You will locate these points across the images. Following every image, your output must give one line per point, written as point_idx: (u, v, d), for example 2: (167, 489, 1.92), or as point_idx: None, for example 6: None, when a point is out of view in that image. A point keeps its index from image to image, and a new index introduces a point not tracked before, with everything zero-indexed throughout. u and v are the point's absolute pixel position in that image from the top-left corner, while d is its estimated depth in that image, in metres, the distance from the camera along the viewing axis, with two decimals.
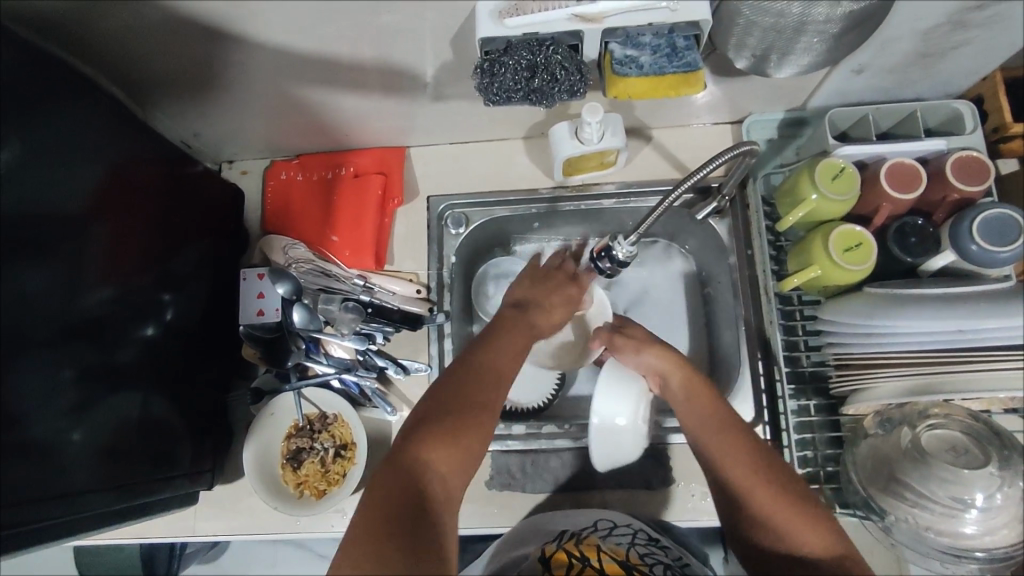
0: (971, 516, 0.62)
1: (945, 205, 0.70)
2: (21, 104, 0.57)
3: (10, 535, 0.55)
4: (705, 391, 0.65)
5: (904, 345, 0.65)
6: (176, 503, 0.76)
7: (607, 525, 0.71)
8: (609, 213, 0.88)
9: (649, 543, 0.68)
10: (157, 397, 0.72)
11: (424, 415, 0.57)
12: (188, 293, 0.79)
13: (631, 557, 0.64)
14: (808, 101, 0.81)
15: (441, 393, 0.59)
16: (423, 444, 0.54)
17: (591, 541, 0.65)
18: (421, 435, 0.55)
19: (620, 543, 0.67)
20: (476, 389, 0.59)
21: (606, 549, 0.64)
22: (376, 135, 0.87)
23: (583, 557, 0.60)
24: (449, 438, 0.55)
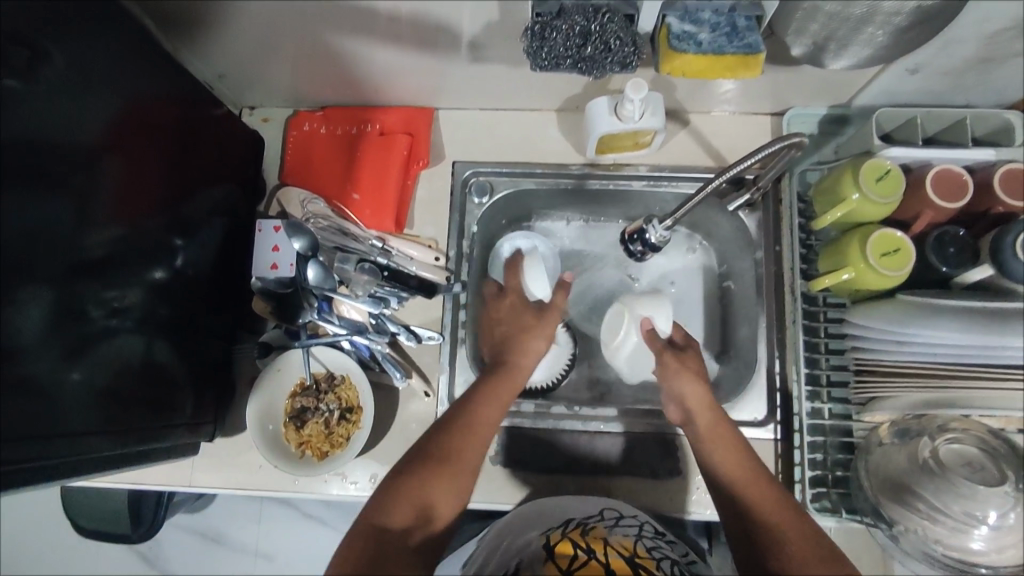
0: (981, 532, 0.61)
1: (987, 218, 0.69)
2: (45, 23, 0.54)
3: (19, 474, 0.53)
4: (724, 437, 0.64)
5: (929, 355, 0.65)
6: (176, 454, 0.75)
7: (614, 515, 0.67)
8: (638, 195, 0.86)
9: (656, 535, 0.65)
10: (162, 343, 0.71)
11: (400, 470, 0.58)
12: (201, 240, 0.76)
13: (638, 549, 0.59)
14: (854, 99, 0.79)
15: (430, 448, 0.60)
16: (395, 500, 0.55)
17: (598, 533, 0.61)
18: (388, 498, 0.55)
19: (628, 535, 0.63)
20: (456, 452, 0.60)
21: (614, 543, 0.59)
22: (406, 93, 0.83)
23: (589, 549, 0.56)
24: (413, 497, 0.56)
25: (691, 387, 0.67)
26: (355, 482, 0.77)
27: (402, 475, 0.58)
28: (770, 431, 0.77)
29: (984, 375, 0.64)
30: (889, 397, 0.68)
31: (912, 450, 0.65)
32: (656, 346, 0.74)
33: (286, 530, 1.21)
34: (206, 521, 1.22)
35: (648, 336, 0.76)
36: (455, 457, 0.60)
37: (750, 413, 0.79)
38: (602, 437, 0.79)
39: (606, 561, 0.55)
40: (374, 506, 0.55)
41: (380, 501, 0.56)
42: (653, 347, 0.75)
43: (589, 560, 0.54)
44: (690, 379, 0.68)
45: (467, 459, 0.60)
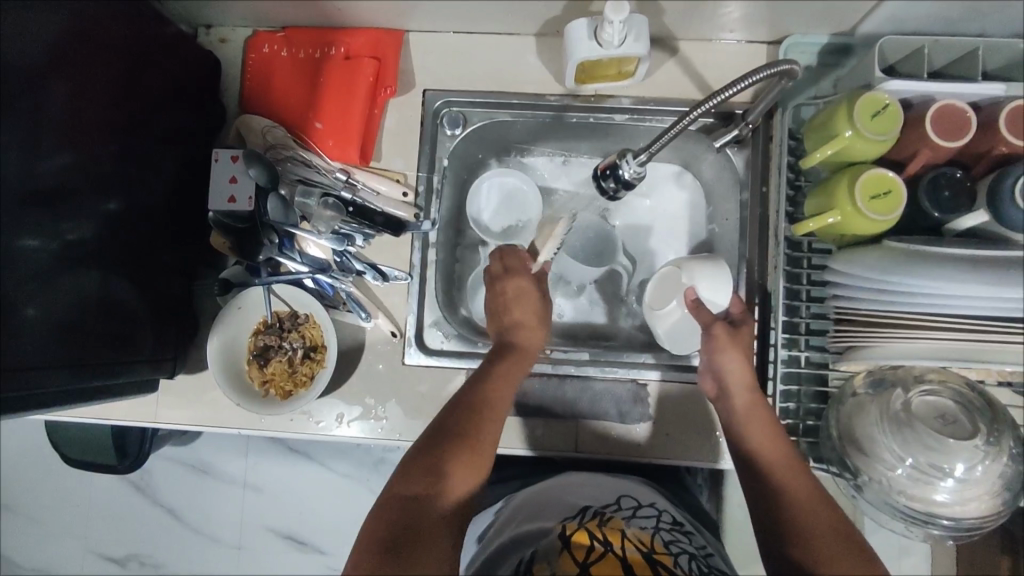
0: (946, 485, 0.60)
1: (987, 159, 0.64)
2: None
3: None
4: (764, 424, 0.62)
5: (928, 309, 0.59)
6: (138, 390, 0.74)
7: (631, 504, 0.69)
8: (620, 130, 0.81)
9: (674, 527, 0.66)
10: (121, 279, 0.68)
11: (427, 443, 0.57)
12: (159, 172, 0.73)
13: (656, 545, 0.61)
14: (858, 26, 0.72)
15: (451, 420, 0.59)
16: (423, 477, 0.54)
17: (615, 524, 0.62)
18: (421, 473, 0.54)
19: (644, 526, 0.64)
20: (481, 430, 0.59)
21: (631, 536, 0.61)
22: (371, 11, 0.77)
23: (605, 543, 0.58)
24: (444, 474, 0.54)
25: (735, 363, 0.66)
26: (320, 421, 0.76)
27: (425, 446, 0.56)
28: None
29: (986, 324, 0.58)
30: (874, 346, 0.63)
31: (884, 402, 0.63)
32: (704, 319, 0.69)
33: (271, 465, 1.22)
34: (193, 454, 1.23)
35: (693, 308, 0.70)
36: (480, 440, 0.58)
37: None
38: (571, 380, 0.77)
39: (623, 557, 0.57)
40: (404, 481, 0.54)
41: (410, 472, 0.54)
42: (698, 318, 0.69)
43: (605, 554, 0.57)
44: (739, 356, 0.66)
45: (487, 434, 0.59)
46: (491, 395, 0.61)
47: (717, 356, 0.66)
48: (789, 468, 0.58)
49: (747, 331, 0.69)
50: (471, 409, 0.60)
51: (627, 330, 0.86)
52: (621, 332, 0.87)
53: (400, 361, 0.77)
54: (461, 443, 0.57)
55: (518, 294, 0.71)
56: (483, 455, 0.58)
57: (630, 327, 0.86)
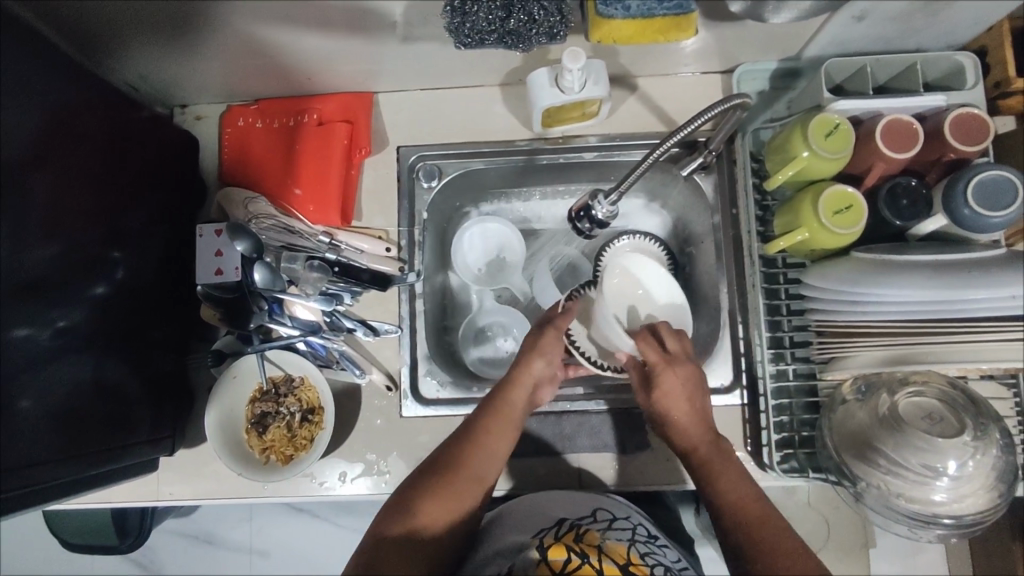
0: (941, 483, 0.61)
1: (940, 165, 0.67)
2: None
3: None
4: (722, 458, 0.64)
5: (883, 316, 0.61)
6: (138, 470, 0.73)
7: (607, 517, 0.72)
8: (590, 166, 0.84)
9: (649, 541, 0.72)
10: (112, 361, 0.69)
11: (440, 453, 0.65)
12: (141, 251, 0.73)
13: (631, 556, 0.68)
14: (804, 50, 0.76)
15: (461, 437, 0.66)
16: (423, 488, 0.62)
17: (592, 539, 0.68)
18: (423, 481, 0.63)
19: (620, 539, 0.70)
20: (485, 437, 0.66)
21: (607, 549, 0.67)
22: (340, 78, 0.79)
23: (583, 554, 0.65)
24: (437, 485, 0.62)
25: (672, 410, 0.66)
26: (324, 482, 0.76)
27: (436, 458, 0.65)
28: (736, 397, 0.77)
29: (968, 327, 0.59)
30: (851, 355, 0.65)
31: (871, 406, 0.65)
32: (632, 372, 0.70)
33: (276, 527, 1.21)
34: (194, 524, 1.22)
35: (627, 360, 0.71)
36: (482, 444, 0.65)
37: (717, 379, 0.79)
38: (569, 415, 0.78)
39: (599, 566, 0.64)
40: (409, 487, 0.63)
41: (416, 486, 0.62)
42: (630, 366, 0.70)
43: (583, 564, 0.64)
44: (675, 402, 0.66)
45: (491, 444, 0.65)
46: (500, 409, 0.68)
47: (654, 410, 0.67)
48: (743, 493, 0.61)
49: (670, 379, 0.65)
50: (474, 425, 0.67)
51: None
52: None
53: (399, 413, 0.78)
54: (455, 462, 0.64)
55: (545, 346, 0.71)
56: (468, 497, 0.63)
57: None
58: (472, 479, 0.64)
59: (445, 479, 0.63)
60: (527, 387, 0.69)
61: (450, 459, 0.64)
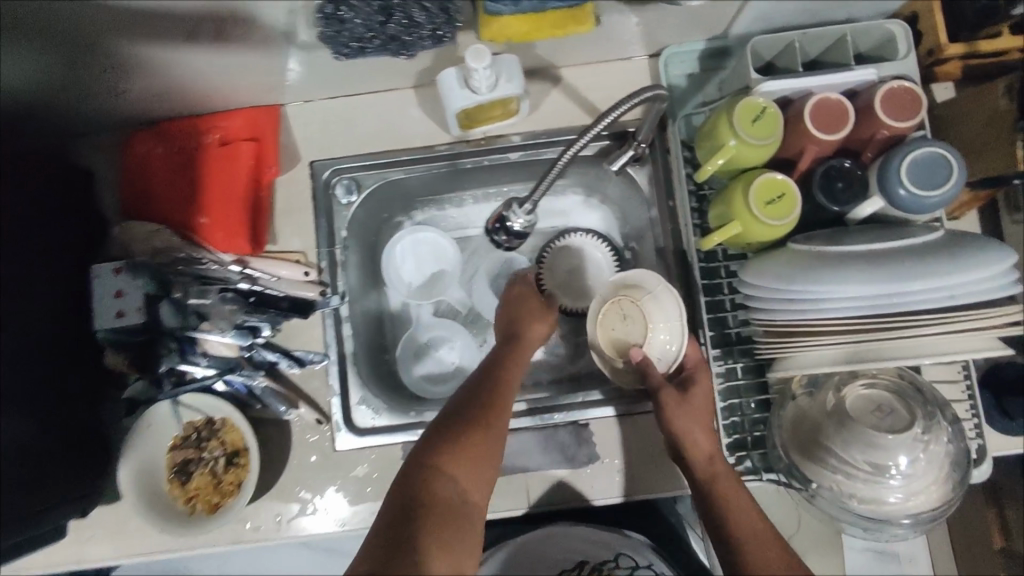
0: (893, 481, 0.58)
1: (873, 144, 0.63)
2: None
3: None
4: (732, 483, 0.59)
5: (825, 316, 0.55)
6: (60, 533, 0.67)
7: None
8: (518, 166, 0.79)
9: None
10: (25, 420, 0.60)
11: (444, 421, 0.56)
12: (46, 292, 0.65)
13: None
14: (728, 29, 0.71)
15: (469, 404, 0.58)
16: (440, 453, 0.53)
17: None
18: (437, 448, 0.54)
19: None
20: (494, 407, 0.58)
21: None
22: (239, 93, 0.73)
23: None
24: (454, 451, 0.53)
25: (689, 428, 0.61)
26: (257, 526, 0.71)
27: (443, 426, 0.56)
28: None
29: (919, 321, 0.53)
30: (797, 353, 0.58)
31: (819, 403, 0.62)
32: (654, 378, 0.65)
33: None
34: None
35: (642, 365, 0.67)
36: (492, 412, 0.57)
37: None
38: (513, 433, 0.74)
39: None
40: (418, 458, 0.53)
41: (427, 452, 0.54)
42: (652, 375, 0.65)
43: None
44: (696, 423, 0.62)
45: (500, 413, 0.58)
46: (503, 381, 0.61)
47: (674, 426, 0.62)
48: (758, 529, 0.57)
49: (701, 390, 0.64)
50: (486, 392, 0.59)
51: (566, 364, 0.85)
52: (561, 366, 0.85)
53: (332, 446, 0.73)
54: (469, 427, 0.55)
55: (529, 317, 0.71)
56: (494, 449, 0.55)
57: (567, 361, 0.85)
58: (497, 427, 0.57)
59: (467, 446, 0.54)
60: (530, 353, 0.67)
61: (468, 419, 0.56)
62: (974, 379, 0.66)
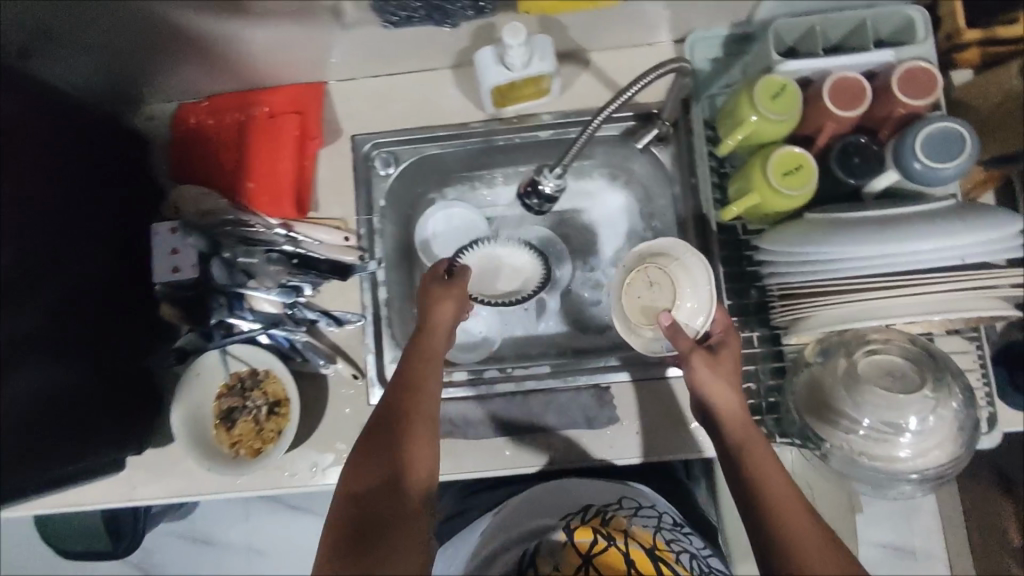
0: (903, 439, 0.61)
1: (890, 122, 0.66)
2: None
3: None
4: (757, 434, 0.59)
5: (846, 273, 0.61)
6: (106, 468, 0.74)
7: (632, 504, 0.73)
8: (547, 144, 0.83)
9: (674, 528, 0.70)
10: (75, 363, 0.68)
11: (373, 435, 0.58)
12: (99, 251, 0.72)
13: (657, 540, 0.66)
14: (752, 15, 0.75)
15: (388, 413, 0.59)
16: (371, 468, 0.54)
17: (619, 523, 0.67)
18: (369, 461, 0.55)
19: (646, 525, 0.69)
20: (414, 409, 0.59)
21: (634, 532, 0.66)
22: (289, 69, 0.79)
23: (609, 537, 0.63)
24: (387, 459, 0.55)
25: (716, 385, 0.62)
26: (294, 473, 0.76)
27: (371, 439, 0.57)
28: None
29: (924, 282, 0.59)
30: (812, 315, 0.64)
31: (831, 369, 0.64)
32: (683, 344, 0.66)
33: (269, 526, 1.21)
34: (189, 528, 1.22)
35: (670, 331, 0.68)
36: (413, 416, 0.58)
37: None
38: (536, 394, 0.77)
39: (626, 550, 0.61)
40: (356, 474, 0.55)
41: (363, 465, 0.55)
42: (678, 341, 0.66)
43: (609, 548, 0.61)
44: (718, 378, 0.62)
45: (423, 414, 0.59)
46: (417, 381, 0.61)
47: (704, 380, 0.62)
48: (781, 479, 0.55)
49: (730, 353, 0.65)
50: (401, 397, 0.60)
51: (588, 336, 0.88)
52: (582, 336, 0.89)
53: (366, 402, 0.77)
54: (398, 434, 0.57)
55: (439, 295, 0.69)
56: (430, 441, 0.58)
57: (589, 333, 0.88)
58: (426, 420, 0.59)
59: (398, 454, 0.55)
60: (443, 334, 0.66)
61: (384, 428, 0.57)
62: (986, 353, 0.69)
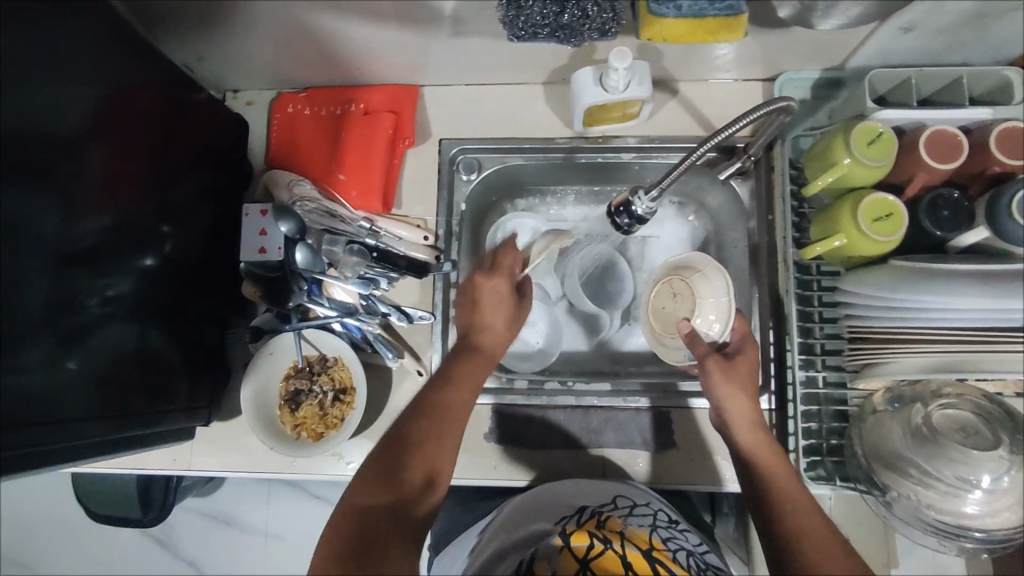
0: (974, 496, 0.60)
1: (982, 179, 0.67)
2: (24, 17, 0.54)
3: (27, 459, 0.54)
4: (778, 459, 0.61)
5: (932, 323, 0.62)
6: (173, 438, 0.75)
7: (628, 503, 0.68)
8: (627, 167, 0.85)
9: (670, 526, 0.67)
10: (157, 330, 0.70)
11: (396, 432, 0.58)
12: (189, 225, 0.75)
13: (653, 541, 0.62)
14: (846, 62, 0.76)
15: (409, 421, 0.58)
16: (384, 464, 0.54)
17: (614, 525, 0.62)
18: (383, 459, 0.55)
19: (643, 525, 0.65)
20: (444, 406, 0.60)
21: (629, 534, 0.61)
22: (388, 70, 0.82)
23: (606, 539, 0.58)
24: (401, 455, 0.55)
25: (732, 397, 0.65)
26: (351, 462, 0.77)
27: (387, 443, 0.57)
28: (765, 401, 0.77)
29: (1009, 338, 0.60)
30: (889, 362, 0.65)
31: (904, 418, 0.65)
32: (699, 351, 0.68)
33: (294, 513, 1.22)
34: (215, 504, 1.23)
35: (686, 339, 0.70)
36: (437, 421, 0.58)
37: None
38: (595, 411, 0.78)
39: (623, 554, 0.57)
40: (370, 469, 0.55)
41: (381, 460, 0.55)
42: (694, 350, 0.69)
43: (606, 550, 0.57)
44: (737, 393, 0.65)
45: (447, 421, 0.59)
46: (451, 384, 0.62)
47: (719, 390, 0.66)
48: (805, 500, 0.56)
49: (746, 359, 0.68)
50: (427, 398, 0.60)
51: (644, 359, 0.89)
52: (638, 357, 0.89)
53: None
54: (414, 438, 0.57)
55: (493, 299, 0.70)
56: (444, 439, 0.58)
57: (646, 356, 0.89)
58: (454, 426, 0.59)
59: (413, 453, 0.56)
60: (499, 301, 0.70)
61: (413, 428, 0.57)
62: None
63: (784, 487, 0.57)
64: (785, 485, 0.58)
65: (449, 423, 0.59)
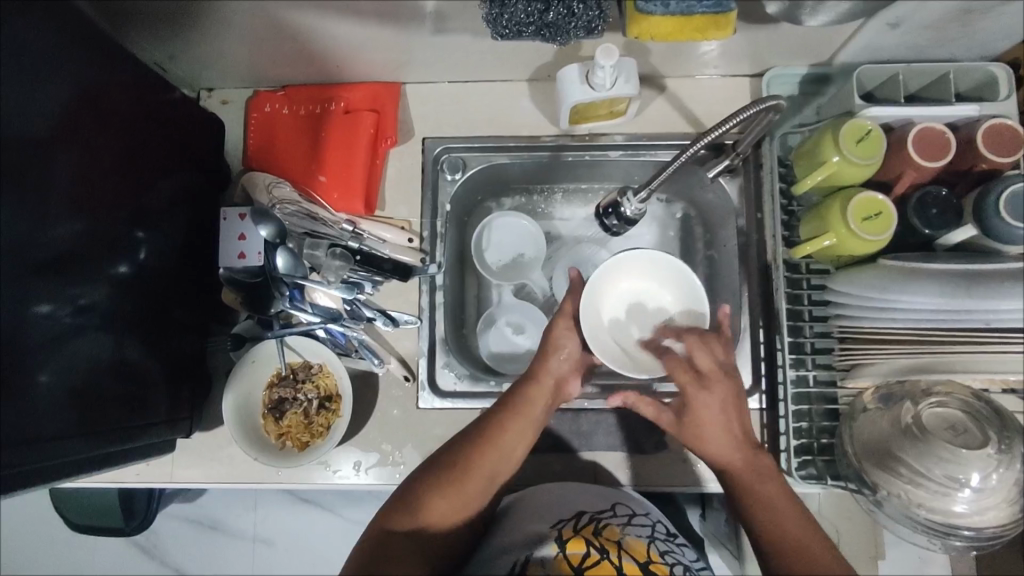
0: (964, 495, 0.60)
1: (971, 176, 0.67)
2: None
3: None
4: (765, 474, 0.59)
5: (920, 321, 0.62)
6: (154, 452, 0.73)
7: (627, 511, 0.66)
8: (615, 164, 0.84)
9: (668, 538, 0.65)
10: (133, 341, 0.68)
11: (434, 460, 0.61)
12: (164, 231, 0.72)
13: (652, 554, 0.60)
14: (834, 57, 0.76)
15: (453, 450, 0.61)
16: (424, 490, 0.58)
17: (611, 533, 0.61)
18: (422, 487, 0.58)
19: (642, 534, 0.63)
20: (494, 441, 0.61)
21: (627, 544, 0.60)
22: (369, 67, 0.80)
23: (603, 550, 0.59)
24: (440, 482, 0.58)
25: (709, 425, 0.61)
26: (338, 470, 0.76)
27: (430, 462, 0.61)
28: (754, 400, 0.77)
29: (989, 337, 0.61)
30: (867, 364, 0.67)
31: (893, 416, 0.64)
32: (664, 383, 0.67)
33: (281, 517, 1.20)
34: (200, 510, 1.21)
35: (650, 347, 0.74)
36: (480, 454, 0.60)
37: None
38: (586, 414, 0.77)
39: (619, 565, 0.58)
40: (412, 481, 0.60)
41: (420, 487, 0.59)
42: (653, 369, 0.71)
43: (602, 561, 0.58)
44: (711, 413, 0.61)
45: (487, 462, 0.60)
46: (501, 420, 0.62)
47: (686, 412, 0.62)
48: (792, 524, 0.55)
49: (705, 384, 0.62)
50: (480, 428, 0.62)
51: None
52: None
53: (415, 405, 0.78)
54: (447, 473, 0.59)
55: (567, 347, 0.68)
56: (485, 478, 0.60)
57: None
58: (482, 484, 0.60)
59: (445, 484, 0.59)
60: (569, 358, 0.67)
61: (449, 466, 0.60)
62: None
63: (760, 506, 0.57)
64: (766, 505, 0.57)
65: (499, 464, 0.61)
